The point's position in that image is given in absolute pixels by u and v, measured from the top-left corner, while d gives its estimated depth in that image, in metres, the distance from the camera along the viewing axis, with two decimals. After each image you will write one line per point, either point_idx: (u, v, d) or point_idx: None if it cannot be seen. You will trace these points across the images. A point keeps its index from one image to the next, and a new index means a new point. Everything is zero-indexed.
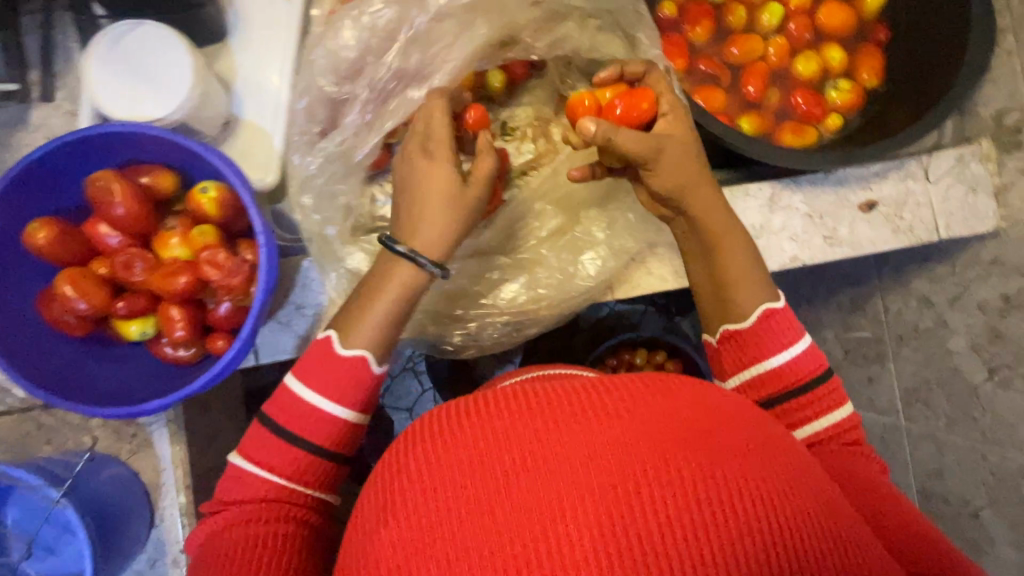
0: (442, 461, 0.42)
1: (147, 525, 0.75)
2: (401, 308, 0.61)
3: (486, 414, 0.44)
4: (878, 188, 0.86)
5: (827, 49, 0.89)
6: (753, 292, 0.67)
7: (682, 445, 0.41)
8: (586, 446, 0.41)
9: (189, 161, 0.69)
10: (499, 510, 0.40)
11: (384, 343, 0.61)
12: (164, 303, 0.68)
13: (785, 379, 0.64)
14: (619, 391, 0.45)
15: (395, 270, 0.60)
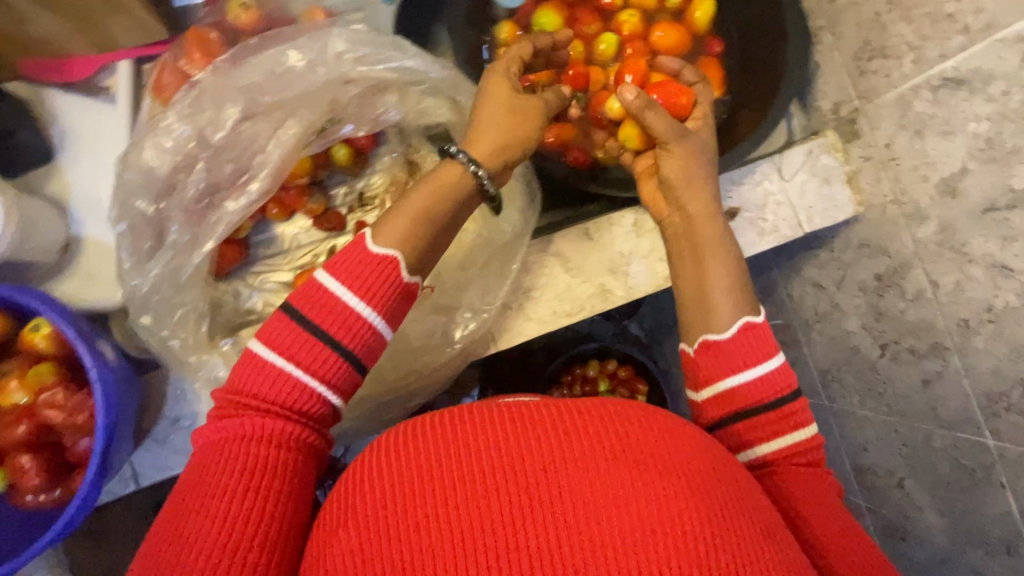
0: (404, 466, 0.45)
1: None
2: (433, 218, 0.59)
3: (469, 421, 0.47)
4: (737, 195, 0.88)
5: (665, 69, 0.90)
6: (732, 300, 0.65)
7: (628, 465, 0.43)
8: (539, 460, 0.43)
9: (13, 303, 0.65)
10: (446, 515, 0.42)
11: (415, 253, 0.58)
12: (12, 452, 0.65)
13: (755, 394, 0.61)
14: (583, 410, 0.48)
15: (436, 180, 0.60)
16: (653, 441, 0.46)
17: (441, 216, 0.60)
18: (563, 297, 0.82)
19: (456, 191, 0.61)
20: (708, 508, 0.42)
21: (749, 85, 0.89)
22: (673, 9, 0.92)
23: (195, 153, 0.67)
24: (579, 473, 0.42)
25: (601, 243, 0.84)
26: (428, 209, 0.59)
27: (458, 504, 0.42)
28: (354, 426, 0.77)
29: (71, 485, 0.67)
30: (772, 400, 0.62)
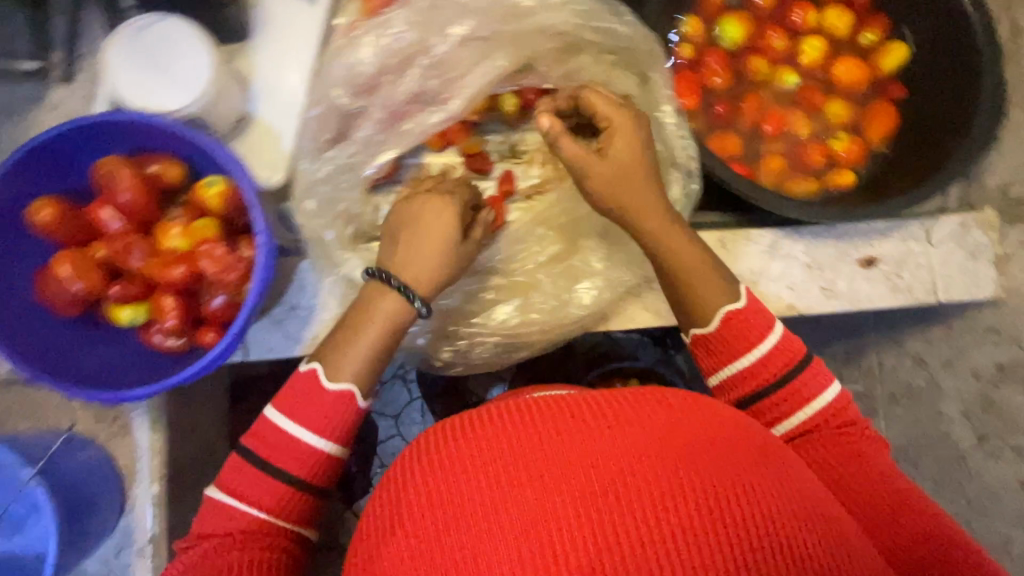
0: (460, 467, 0.45)
1: (117, 510, 0.75)
2: (381, 357, 0.63)
3: (508, 421, 0.47)
4: (879, 245, 0.86)
5: (833, 105, 0.89)
6: (714, 290, 0.66)
7: (667, 457, 0.42)
8: (598, 455, 0.43)
9: (199, 154, 0.69)
10: (521, 509, 0.41)
11: (368, 381, 0.63)
12: (158, 290, 0.68)
13: (758, 376, 0.63)
14: (635, 403, 0.47)
15: (380, 317, 0.62)
16: (701, 432, 0.45)
17: (388, 349, 0.63)
18: None
19: (399, 323, 0.63)
20: (772, 490, 0.43)
21: (927, 134, 0.86)
22: (863, 45, 0.91)
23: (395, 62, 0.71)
24: (644, 466, 0.42)
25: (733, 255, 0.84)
26: (379, 350, 0.63)
27: (522, 503, 0.41)
28: (452, 367, 0.77)
29: (200, 337, 0.71)
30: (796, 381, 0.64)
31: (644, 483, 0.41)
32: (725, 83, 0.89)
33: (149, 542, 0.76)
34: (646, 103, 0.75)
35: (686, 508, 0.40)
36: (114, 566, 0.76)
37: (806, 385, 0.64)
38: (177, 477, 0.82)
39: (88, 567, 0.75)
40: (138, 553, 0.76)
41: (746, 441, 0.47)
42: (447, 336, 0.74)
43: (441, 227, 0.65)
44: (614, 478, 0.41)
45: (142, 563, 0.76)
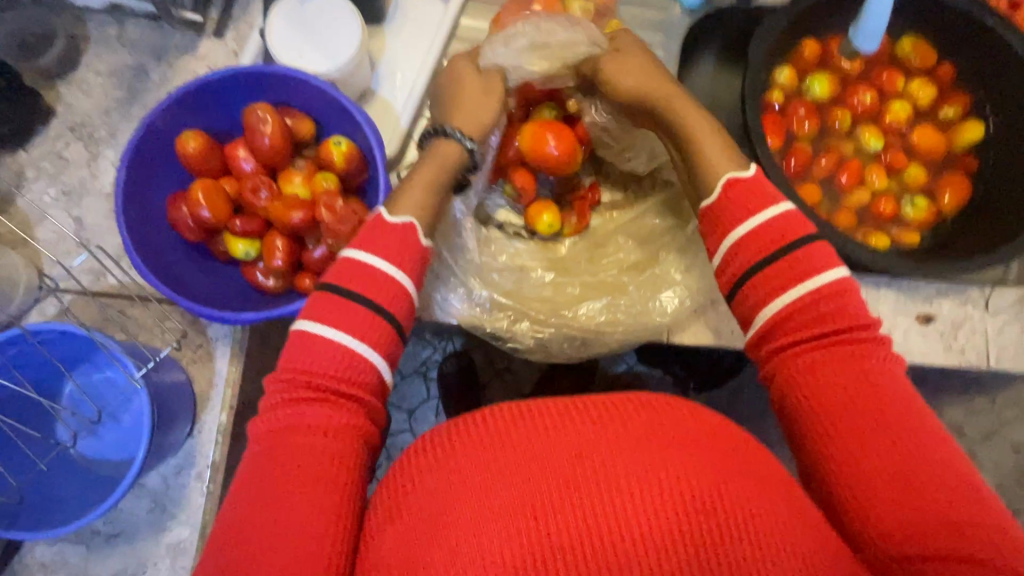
0: (453, 453, 0.49)
1: (186, 431, 0.78)
2: (437, 186, 0.67)
3: (501, 416, 0.50)
4: (938, 305, 0.90)
5: (909, 169, 0.94)
6: (727, 152, 0.66)
7: (641, 453, 0.46)
8: (583, 448, 0.47)
9: (332, 116, 0.76)
10: (512, 494, 0.45)
11: (430, 217, 0.65)
12: (272, 231, 0.74)
13: (762, 241, 0.59)
14: (621, 407, 0.51)
15: (436, 154, 0.68)
16: (681, 434, 0.48)
17: (446, 183, 0.68)
18: None
19: (451, 162, 0.69)
20: (749, 492, 0.45)
21: (997, 209, 0.90)
22: (943, 119, 0.97)
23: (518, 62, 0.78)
24: (621, 462, 0.46)
25: None
26: (433, 179, 0.67)
27: (507, 489, 0.45)
28: (531, 356, 0.82)
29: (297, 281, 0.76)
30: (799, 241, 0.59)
31: (622, 477, 0.45)
32: (809, 133, 0.94)
33: (208, 468, 0.79)
34: None
35: (657, 501, 0.44)
36: (171, 486, 0.78)
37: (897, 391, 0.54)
38: (242, 413, 0.85)
39: (148, 481, 0.78)
40: (195, 477, 0.79)
41: (729, 446, 0.49)
42: (537, 323, 0.80)
43: (455, 150, 0.69)
44: (595, 471, 0.45)
45: (197, 487, 0.79)
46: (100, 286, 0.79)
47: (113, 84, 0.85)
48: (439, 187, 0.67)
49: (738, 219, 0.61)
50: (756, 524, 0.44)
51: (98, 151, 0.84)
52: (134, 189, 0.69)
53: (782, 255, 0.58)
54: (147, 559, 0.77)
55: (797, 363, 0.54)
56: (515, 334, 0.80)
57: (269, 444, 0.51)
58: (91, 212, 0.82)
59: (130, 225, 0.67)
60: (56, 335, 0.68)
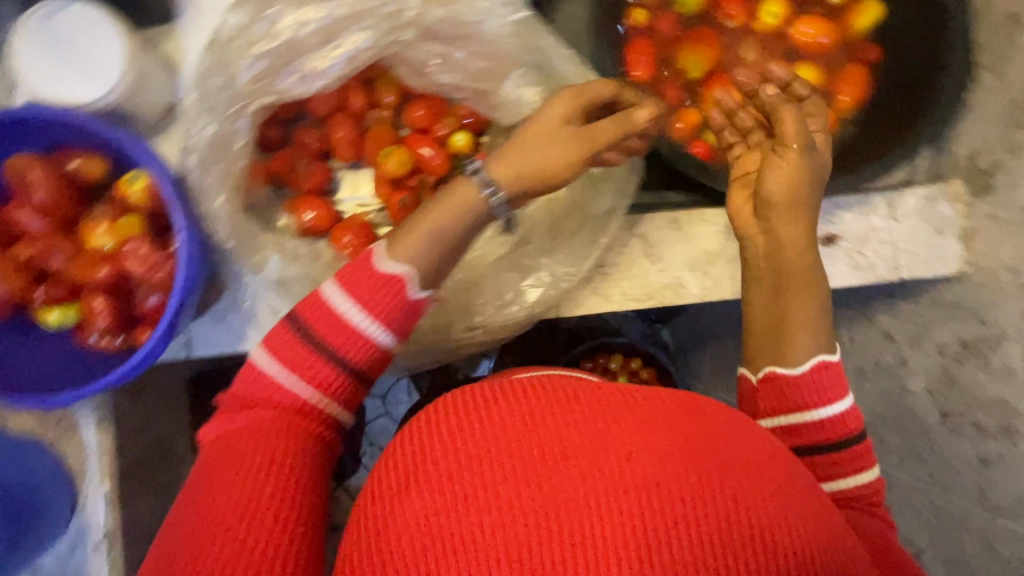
0: (474, 450, 0.40)
1: (68, 509, 0.75)
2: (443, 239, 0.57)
3: (537, 402, 0.42)
4: (841, 221, 0.83)
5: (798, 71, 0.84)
6: (809, 337, 0.58)
7: (701, 457, 0.40)
8: (632, 455, 0.39)
9: (117, 149, 0.66)
10: (553, 502, 0.38)
11: (427, 267, 0.57)
12: (85, 291, 0.67)
13: (809, 436, 0.57)
14: (676, 401, 0.44)
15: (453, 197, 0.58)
16: (731, 442, 0.42)
17: (452, 234, 0.57)
18: (635, 279, 0.81)
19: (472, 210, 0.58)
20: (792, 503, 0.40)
21: (898, 104, 0.83)
22: (831, 7, 0.87)
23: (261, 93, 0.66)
24: (677, 467, 0.39)
25: (687, 236, 0.82)
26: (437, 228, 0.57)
27: (536, 498, 0.38)
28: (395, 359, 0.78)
29: (135, 336, 0.70)
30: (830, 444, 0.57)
31: (674, 488, 0.38)
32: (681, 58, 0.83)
33: (103, 539, 0.76)
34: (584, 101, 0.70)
35: (710, 504, 0.38)
36: (69, 563, 0.76)
37: (856, 457, 0.57)
38: (132, 473, 0.82)
39: (44, 564, 0.76)
40: (93, 549, 0.76)
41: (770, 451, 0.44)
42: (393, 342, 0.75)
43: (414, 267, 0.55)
44: (638, 472, 0.38)
45: (98, 559, 0.76)
46: None
47: None
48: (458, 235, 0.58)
49: (791, 410, 0.57)
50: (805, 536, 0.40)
51: None
52: None
53: (838, 448, 0.57)
54: None
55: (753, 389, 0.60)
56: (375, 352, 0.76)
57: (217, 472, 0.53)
58: None
59: None
60: None
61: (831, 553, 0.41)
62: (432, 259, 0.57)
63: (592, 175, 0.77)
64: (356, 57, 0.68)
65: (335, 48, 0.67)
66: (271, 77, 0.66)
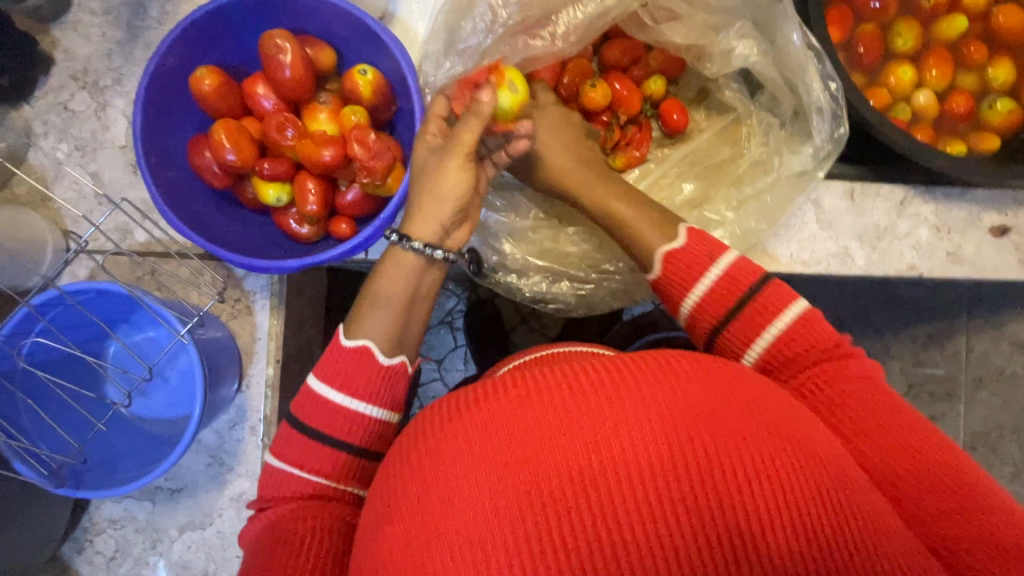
0: (456, 441, 0.43)
1: (235, 387, 0.77)
2: (395, 305, 0.63)
3: (504, 393, 0.44)
4: (1014, 214, 0.83)
5: (994, 65, 0.84)
6: (647, 231, 0.64)
7: (666, 431, 0.41)
8: (597, 436, 0.41)
9: (354, 42, 0.69)
10: (527, 487, 0.40)
11: (391, 335, 0.62)
12: (303, 173, 0.69)
13: (722, 303, 0.59)
14: (642, 372, 0.44)
15: (390, 268, 0.64)
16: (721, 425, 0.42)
17: (402, 298, 0.63)
18: (803, 244, 0.82)
19: (409, 272, 0.63)
20: (786, 467, 0.41)
21: None
22: None
23: (513, 42, 0.69)
24: (658, 449, 0.40)
25: (860, 208, 0.83)
26: (387, 299, 0.63)
27: (508, 484, 0.40)
28: (569, 303, 0.78)
29: (333, 226, 0.72)
30: (741, 304, 0.58)
31: (650, 471, 0.40)
32: (890, 28, 0.85)
33: (261, 422, 0.79)
34: (800, 59, 0.71)
35: (696, 483, 0.40)
36: (227, 440, 0.78)
37: (771, 302, 0.57)
38: (287, 366, 0.84)
39: (203, 438, 0.78)
40: (249, 430, 0.78)
41: (764, 415, 0.43)
42: (576, 282, 0.77)
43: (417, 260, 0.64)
44: (612, 450, 0.40)
45: (252, 440, 0.78)
46: (129, 244, 0.77)
47: (111, 24, 0.78)
48: (404, 304, 0.63)
49: (684, 293, 0.61)
50: (799, 490, 0.40)
51: (106, 100, 0.78)
52: (150, 132, 0.63)
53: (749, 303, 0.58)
54: (212, 510, 0.78)
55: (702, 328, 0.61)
56: (556, 294, 0.77)
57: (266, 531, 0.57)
58: (109, 168, 0.77)
59: (154, 174, 0.63)
60: (94, 295, 0.65)
61: (842, 501, 0.41)
62: (394, 325, 0.62)
63: (782, 137, 0.77)
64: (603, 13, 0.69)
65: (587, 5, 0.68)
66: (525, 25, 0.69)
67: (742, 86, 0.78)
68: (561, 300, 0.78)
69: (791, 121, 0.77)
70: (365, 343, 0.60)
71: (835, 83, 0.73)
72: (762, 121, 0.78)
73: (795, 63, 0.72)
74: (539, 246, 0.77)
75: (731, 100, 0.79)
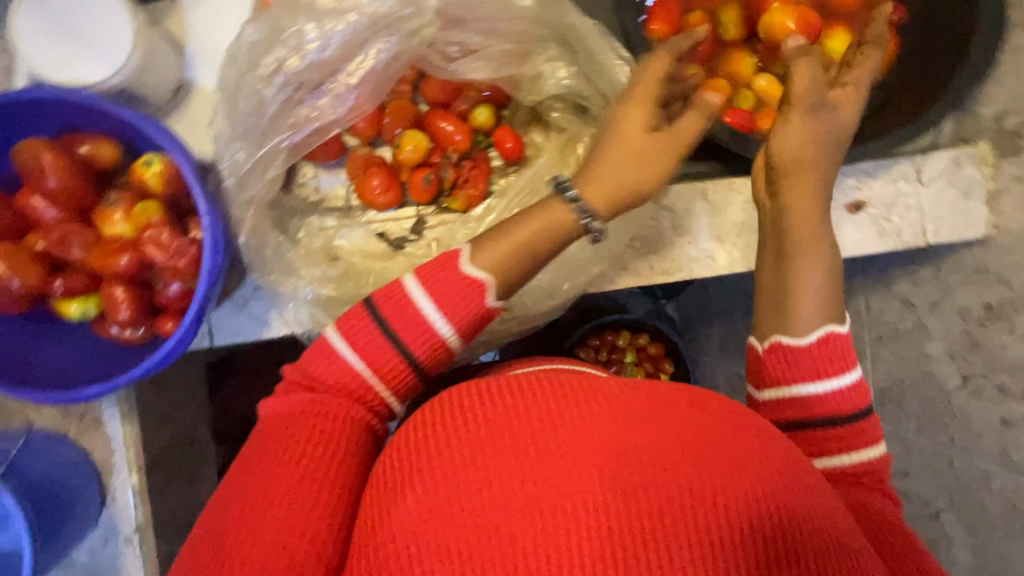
0: (438, 451, 0.41)
1: (98, 503, 0.73)
2: (536, 254, 0.53)
3: (504, 405, 0.42)
4: (868, 187, 0.82)
5: (828, 37, 0.82)
6: (818, 305, 0.55)
7: (660, 451, 0.39)
8: (588, 455, 0.38)
9: (130, 132, 0.63)
10: (502, 505, 0.37)
11: (506, 280, 0.52)
12: (106, 281, 0.64)
13: (827, 406, 0.53)
14: (647, 394, 0.43)
15: (543, 216, 0.53)
16: (733, 427, 0.42)
17: (541, 254, 0.53)
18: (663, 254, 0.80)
19: (556, 232, 0.53)
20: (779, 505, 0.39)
21: (923, 68, 0.79)
22: None
23: (291, 117, 0.65)
24: (646, 465, 0.38)
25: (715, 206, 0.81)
26: (528, 243, 0.52)
27: (486, 502, 0.38)
28: None
29: (159, 326, 0.66)
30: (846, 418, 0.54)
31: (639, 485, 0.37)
32: (717, 15, 0.82)
33: (134, 531, 0.75)
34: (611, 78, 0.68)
35: (684, 506, 0.37)
36: (102, 556, 0.75)
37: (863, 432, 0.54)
38: (158, 465, 0.80)
39: (78, 558, 0.75)
40: (125, 542, 0.75)
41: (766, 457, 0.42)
42: None
43: (569, 218, 0.53)
44: (601, 464, 0.38)
45: (129, 551, 0.75)
46: None
47: None
48: (531, 254, 0.53)
49: (808, 379, 0.54)
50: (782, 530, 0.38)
51: None
52: None
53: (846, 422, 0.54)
54: None
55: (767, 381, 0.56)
56: None
57: (282, 429, 0.47)
58: None
59: None
60: None
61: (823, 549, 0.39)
62: (520, 271, 0.52)
63: None
64: (384, 68, 0.66)
65: (361, 62, 0.64)
66: (299, 96, 0.64)
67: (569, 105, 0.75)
68: None
69: None
70: (483, 280, 0.50)
71: None
72: (595, 138, 0.74)
73: (608, 82, 0.69)
74: None
75: (561, 120, 0.76)
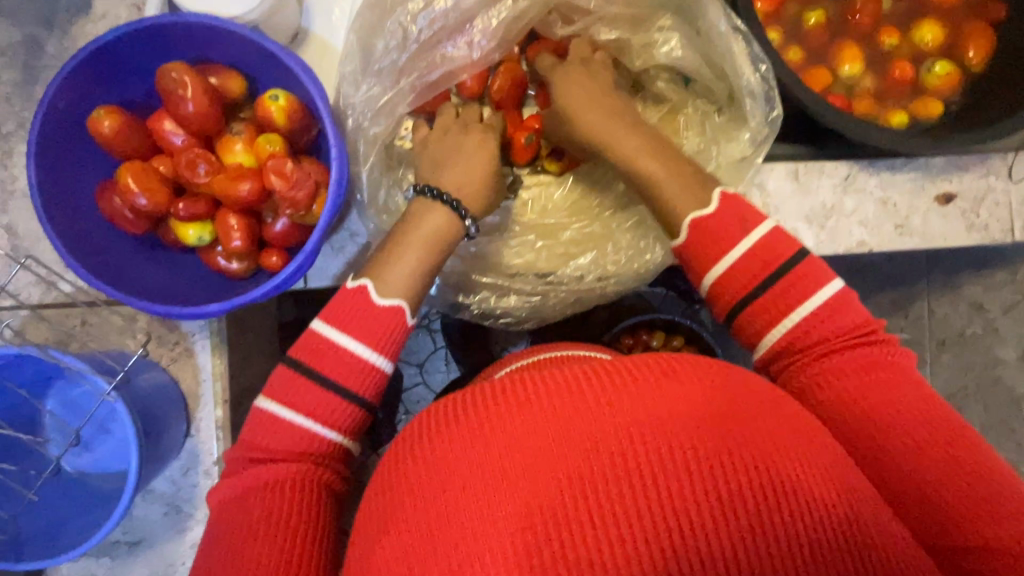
0: (452, 449, 0.41)
1: (183, 433, 0.75)
2: (427, 272, 0.59)
3: (511, 396, 0.42)
4: (958, 180, 0.82)
5: (922, 29, 0.84)
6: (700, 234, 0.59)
7: (678, 435, 0.38)
8: (603, 439, 0.38)
9: (260, 66, 0.65)
10: (521, 493, 0.37)
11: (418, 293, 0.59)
12: (224, 209, 0.66)
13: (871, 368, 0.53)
14: (653, 375, 0.42)
15: (422, 233, 0.60)
16: (747, 403, 0.42)
17: (435, 265, 0.60)
18: None
19: (442, 240, 0.60)
20: (811, 482, 0.38)
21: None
22: None
23: (429, 56, 0.69)
24: (665, 452, 0.38)
25: (805, 187, 0.81)
26: (420, 263, 0.59)
27: (502, 492, 0.38)
28: (521, 313, 0.76)
29: (263, 259, 0.68)
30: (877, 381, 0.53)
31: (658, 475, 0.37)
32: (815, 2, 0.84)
33: (215, 464, 0.76)
34: (721, 46, 0.70)
35: (712, 496, 0.37)
36: (182, 487, 0.76)
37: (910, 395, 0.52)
38: (237, 404, 0.82)
39: (158, 487, 0.76)
40: (204, 475, 0.76)
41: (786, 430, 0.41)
42: (524, 295, 0.74)
43: (446, 226, 0.60)
44: (617, 453, 0.38)
45: (208, 484, 0.76)
46: (49, 298, 0.74)
47: (5, 66, 0.73)
48: (430, 269, 0.60)
49: (820, 351, 0.53)
50: (814, 510, 0.37)
51: (11, 146, 0.74)
52: (49, 185, 0.60)
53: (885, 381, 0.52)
54: (174, 559, 0.76)
55: (812, 372, 0.53)
56: (505, 308, 0.75)
57: (241, 502, 0.52)
58: (21, 219, 0.73)
59: (59, 228, 0.60)
60: (12, 361, 0.62)
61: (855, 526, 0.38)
62: (422, 285, 0.59)
63: (718, 124, 0.74)
64: (517, 16, 0.69)
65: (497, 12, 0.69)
66: (439, 38, 0.69)
67: (675, 75, 0.76)
68: (511, 315, 0.76)
69: (723, 110, 0.74)
70: (398, 305, 0.57)
71: (766, 65, 0.70)
72: (698, 110, 0.75)
73: (720, 51, 0.70)
74: (482, 262, 0.74)
75: (665, 90, 0.77)
